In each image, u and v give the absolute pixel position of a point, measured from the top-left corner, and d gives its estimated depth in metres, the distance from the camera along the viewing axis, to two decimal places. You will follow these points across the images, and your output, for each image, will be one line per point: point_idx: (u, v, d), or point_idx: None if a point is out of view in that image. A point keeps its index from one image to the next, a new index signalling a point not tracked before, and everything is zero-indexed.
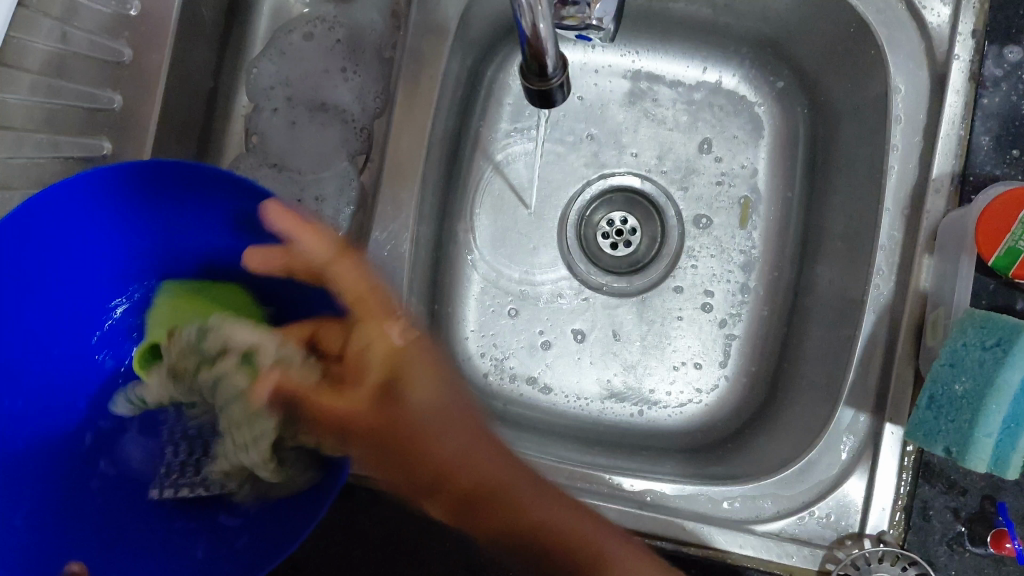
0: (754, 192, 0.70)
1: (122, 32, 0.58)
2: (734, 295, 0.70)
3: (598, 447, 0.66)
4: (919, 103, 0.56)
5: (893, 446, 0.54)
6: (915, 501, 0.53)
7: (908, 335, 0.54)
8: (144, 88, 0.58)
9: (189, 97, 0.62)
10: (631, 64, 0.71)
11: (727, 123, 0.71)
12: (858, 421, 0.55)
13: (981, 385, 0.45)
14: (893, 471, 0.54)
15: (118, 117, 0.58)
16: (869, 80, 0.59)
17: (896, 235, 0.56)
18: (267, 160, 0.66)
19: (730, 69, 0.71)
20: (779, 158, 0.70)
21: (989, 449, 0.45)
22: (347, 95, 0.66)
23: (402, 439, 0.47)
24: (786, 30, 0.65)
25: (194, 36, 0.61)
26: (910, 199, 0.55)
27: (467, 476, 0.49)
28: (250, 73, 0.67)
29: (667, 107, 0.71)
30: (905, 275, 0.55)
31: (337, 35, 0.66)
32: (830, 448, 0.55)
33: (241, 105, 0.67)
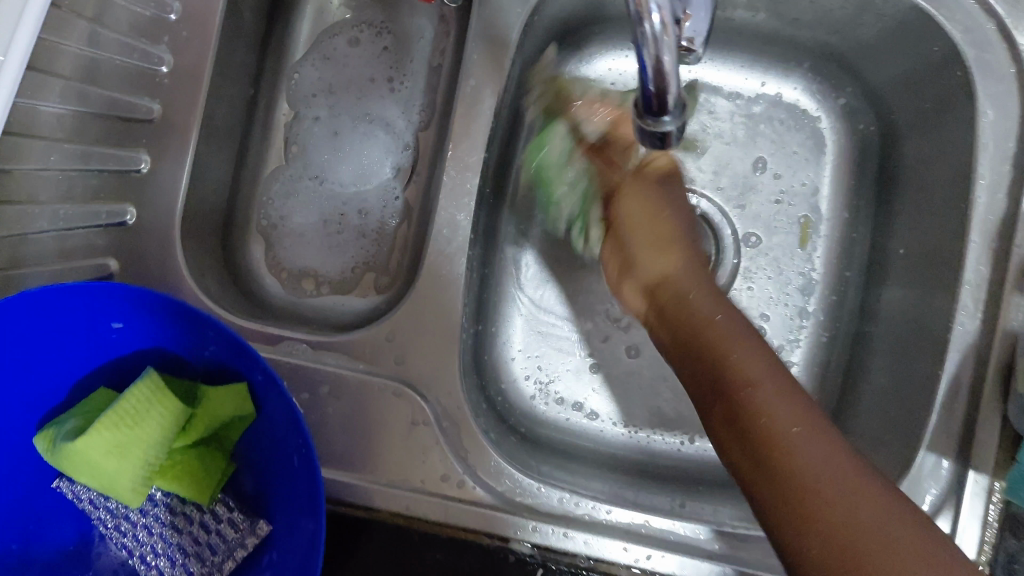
0: (815, 212, 0.67)
1: (161, 38, 0.54)
2: (792, 320, 0.67)
3: (651, 478, 0.62)
4: (1010, 131, 0.52)
5: (977, 495, 0.51)
6: (1001, 554, 0.51)
7: (994, 377, 0.51)
8: (186, 99, 0.54)
9: (227, 105, 0.58)
10: (687, 73, 0.68)
11: (787, 138, 0.67)
12: (941, 466, 0.52)
13: None
14: (978, 523, 0.51)
15: (155, 128, 0.54)
16: (951, 103, 0.55)
17: (983, 270, 0.52)
18: (307, 172, 0.63)
19: (793, 79, 0.67)
20: (842, 176, 0.67)
21: None
22: (393, 106, 0.63)
23: (702, 339, 0.43)
24: (856, 45, 0.61)
25: (233, 41, 0.57)
26: (998, 232, 0.52)
27: (728, 321, 0.43)
28: (290, 78, 0.63)
29: (724, 120, 0.68)
30: (992, 313, 0.52)
31: (384, 42, 0.63)
32: (912, 495, 0.52)
33: (281, 113, 0.63)
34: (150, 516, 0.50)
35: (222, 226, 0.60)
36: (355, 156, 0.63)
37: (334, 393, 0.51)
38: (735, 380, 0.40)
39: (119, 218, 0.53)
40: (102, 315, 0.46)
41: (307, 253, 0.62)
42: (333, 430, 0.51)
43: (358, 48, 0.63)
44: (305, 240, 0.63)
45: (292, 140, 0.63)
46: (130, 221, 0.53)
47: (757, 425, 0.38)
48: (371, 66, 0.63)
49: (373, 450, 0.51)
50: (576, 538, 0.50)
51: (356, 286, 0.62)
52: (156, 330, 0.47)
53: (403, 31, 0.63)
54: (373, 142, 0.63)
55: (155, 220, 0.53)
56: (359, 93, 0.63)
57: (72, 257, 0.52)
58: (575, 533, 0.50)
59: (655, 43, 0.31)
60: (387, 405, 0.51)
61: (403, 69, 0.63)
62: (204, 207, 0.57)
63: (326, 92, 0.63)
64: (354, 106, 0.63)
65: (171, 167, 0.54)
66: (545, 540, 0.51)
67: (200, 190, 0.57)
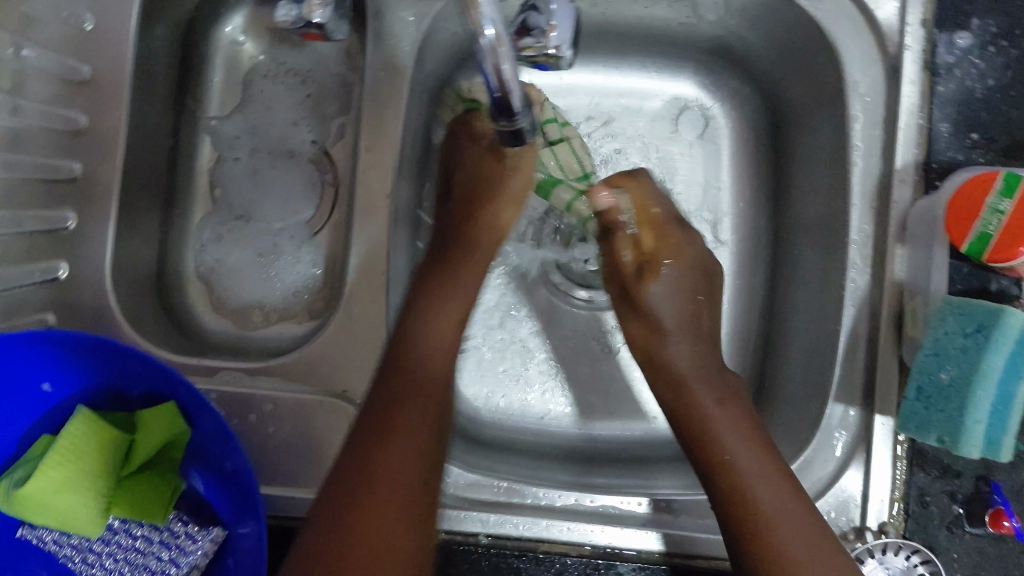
0: (719, 199, 0.68)
1: (75, 101, 0.57)
2: None
3: (572, 462, 0.65)
4: (876, 97, 0.56)
5: (885, 436, 0.54)
6: (912, 489, 0.54)
7: (887, 325, 0.55)
8: (105, 157, 0.57)
9: (147, 159, 0.62)
10: (600, 95, 0.69)
11: (685, 133, 0.69)
12: (849, 414, 0.56)
13: (964, 374, 0.46)
14: (889, 456, 0.54)
15: (81, 190, 0.57)
16: (822, 78, 0.59)
17: (867, 228, 0.56)
18: (233, 213, 0.66)
19: (688, 76, 0.69)
20: (740, 161, 0.68)
21: (982, 434, 0.46)
22: (309, 140, 0.66)
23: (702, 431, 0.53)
24: (747, 40, 0.64)
25: (147, 93, 0.61)
26: (877, 193, 0.56)
27: (727, 425, 0.52)
28: (212, 126, 0.66)
29: (627, 121, 0.69)
30: (879, 266, 0.55)
31: (307, 88, 0.66)
32: (824, 445, 0.56)
33: (204, 156, 0.66)
34: (113, 544, 0.52)
35: (156, 273, 0.63)
36: (275, 191, 0.66)
37: (277, 410, 0.55)
38: (742, 488, 0.49)
39: (53, 273, 0.56)
40: (35, 368, 0.50)
41: (246, 287, 0.65)
42: (275, 454, 0.55)
43: (278, 93, 0.67)
44: (242, 276, 0.65)
45: (217, 181, 0.66)
46: (64, 275, 0.56)
47: (743, 493, 0.48)
48: (289, 108, 0.66)
49: (307, 466, 0.55)
50: (513, 520, 0.55)
51: (298, 312, 0.65)
52: (94, 369, 0.51)
53: (320, 75, 0.66)
54: (294, 178, 0.66)
55: (89, 272, 0.56)
56: (280, 132, 0.66)
57: (18, 311, 0.55)
58: (513, 518, 0.55)
59: (492, 53, 0.32)
60: (326, 417, 0.55)
61: (319, 105, 0.66)
62: (139, 255, 0.61)
63: (248, 134, 0.66)
64: (276, 145, 0.66)
65: (98, 224, 0.57)
66: (486, 528, 0.55)
67: (131, 241, 0.60)
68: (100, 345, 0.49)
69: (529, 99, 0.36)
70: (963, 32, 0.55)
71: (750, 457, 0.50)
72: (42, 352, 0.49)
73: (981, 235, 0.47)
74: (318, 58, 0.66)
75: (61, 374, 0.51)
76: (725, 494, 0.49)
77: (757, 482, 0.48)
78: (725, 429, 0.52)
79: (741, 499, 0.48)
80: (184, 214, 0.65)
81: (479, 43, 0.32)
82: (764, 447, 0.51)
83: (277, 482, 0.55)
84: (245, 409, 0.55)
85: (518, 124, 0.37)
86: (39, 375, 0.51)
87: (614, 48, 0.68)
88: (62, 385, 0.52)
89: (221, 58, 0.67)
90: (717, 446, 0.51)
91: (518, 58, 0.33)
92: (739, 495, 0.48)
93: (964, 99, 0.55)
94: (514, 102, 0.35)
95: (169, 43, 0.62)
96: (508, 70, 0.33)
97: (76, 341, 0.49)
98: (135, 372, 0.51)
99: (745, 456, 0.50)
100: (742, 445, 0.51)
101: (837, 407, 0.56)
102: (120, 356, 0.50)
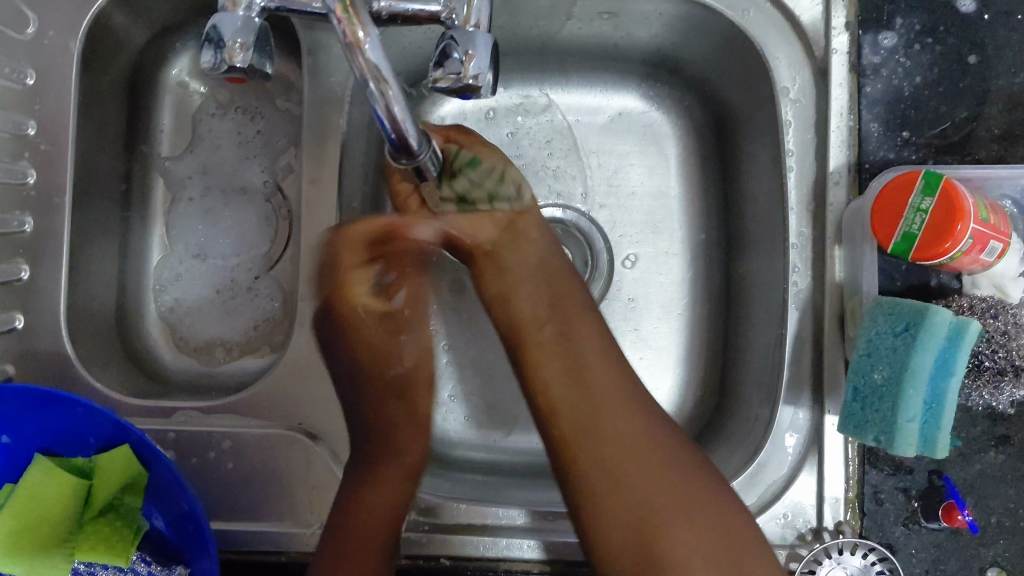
0: (670, 209, 0.69)
1: (22, 154, 0.58)
2: (663, 310, 0.68)
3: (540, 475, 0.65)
4: (807, 101, 0.56)
5: (836, 435, 0.55)
6: (865, 487, 0.54)
7: (830, 326, 0.56)
8: (55, 207, 0.58)
9: (100, 205, 0.63)
10: (548, 114, 0.70)
11: (633, 147, 0.70)
12: (798, 416, 0.56)
13: (896, 373, 0.46)
14: (841, 455, 0.55)
15: (32, 241, 0.58)
16: (755, 85, 0.60)
17: (805, 231, 0.56)
18: (189, 252, 0.67)
19: (632, 90, 0.70)
20: (689, 170, 0.69)
21: (916, 433, 0.46)
22: (261, 176, 0.67)
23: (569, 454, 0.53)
24: (685, 51, 0.65)
25: (95, 140, 0.62)
26: (813, 196, 0.56)
27: (635, 442, 0.52)
28: (164, 167, 0.67)
29: (576, 138, 0.70)
30: (819, 268, 0.56)
31: (256, 124, 0.67)
32: (777, 447, 0.55)
33: (159, 198, 0.67)
34: None
35: (115, 317, 0.64)
36: (229, 228, 0.67)
37: (234, 445, 0.56)
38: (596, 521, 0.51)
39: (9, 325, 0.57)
40: None
41: (206, 324, 0.66)
42: (234, 489, 0.55)
43: (228, 131, 0.68)
44: (202, 313, 0.66)
45: (172, 221, 0.67)
46: (20, 325, 0.57)
47: (649, 526, 0.49)
48: (239, 145, 0.67)
49: (268, 500, 0.55)
50: (475, 541, 0.55)
51: (258, 346, 0.66)
52: (48, 419, 0.52)
53: (268, 111, 0.67)
54: (248, 214, 0.67)
55: (45, 321, 0.57)
56: (231, 170, 0.67)
57: None
58: (475, 538, 0.55)
59: (381, 95, 0.36)
60: (282, 450, 0.56)
61: (269, 141, 0.67)
62: (96, 300, 0.62)
63: (200, 173, 0.67)
64: (228, 182, 0.67)
65: (51, 273, 0.58)
66: (447, 550, 0.56)
67: (87, 287, 0.61)
68: (48, 396, 0.50)
69: (426, 134, 0.39)
70: (887, 32, 0.56)
71: (617, 498, 0.50)
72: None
73: (905, 234, 0.48)
74: (265, 95, 0.67)
75: (17, 425, 0.52)
76: (622, 516, 0.50)
77: (671, 517, 0.49)
78: (624, 431, 0.53)
79: (595, 529, 0.50)
80: (140, 256, 0.66)
81: (367, 86, 0.36)
82: (653, 468, 0.51)
83: (237, 517, 0.55)
84: (203, 447, 0.56)
85: (420, 159, 0.40)
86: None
87: (557, 65, 0.69)
88: (19, 435, 0.53)
89: (170, 100, 0.68)
90: (613, 458, 0.52)
91: (406, 97, 0.36)
92: (623, 522, 0.50)
93: (892, 98, 0.56)
94: (412, 141, 0.38)
95: (116, 90, 0.64)
96: (399, 111, 0.36)
97: (26, 394, 0.50)
98: (85, 420, 0.52)
99: (622, 428, 0.53)
100: (644, 478, 0.51)
101: (789, 410, 0.56)
102: (71, 406, 0.51)
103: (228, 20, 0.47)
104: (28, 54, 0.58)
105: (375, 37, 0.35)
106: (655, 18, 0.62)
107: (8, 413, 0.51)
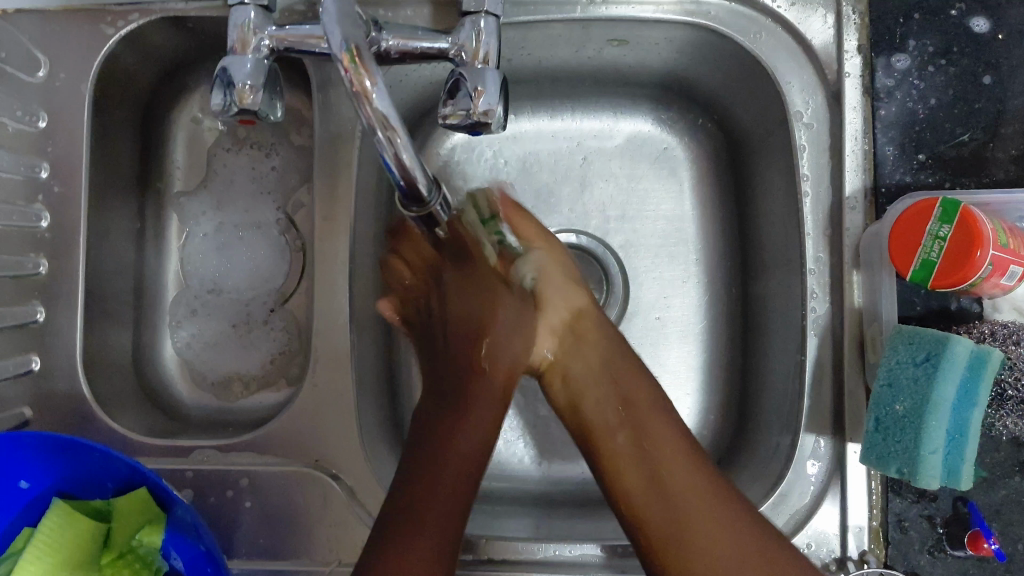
0: (685, 231, 0.68)
1: (36, 197, 0.58)
2: (680, 334, 0.67)
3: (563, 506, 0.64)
4: (821, 125, 0.56)
5: (858, 463, 0.54)
6: (889, 515, 0.54)
7: (850, 353, 0.55)
8: (69, 249, 0.58)
9: (114, 244, 0.63)
10: (559, 140, 0.70)
11: (646, 170, 0.70)
12: (820, 444, 0.55)
13: (919, 404, 0.46)
14: (863, 482, 0.54)
15: (47, 283, 0.58)
16: (768, 110, 0.59)
17: (823, 256, 0.56)
18: (204, 287, 0.67)
19: (644, 114, 0.70)
20: (703, 193, 0.69)
21: (938, 464, 0.45)
22: (275, 210, 0.67)
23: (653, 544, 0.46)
24: (696, 74, 0.64)
25: (108, 180, 0.62)
26: (829, 221, 0.56)
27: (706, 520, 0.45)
28: (178, 204, 0.68)
29: (588, 163, 0.70)
30: (838, 293, 0.55)
31: (268, 158, 0.67)
32: (798, 476, 0.55)
33: (173, 234, 0.68)
34: None
35: (131, 355, 0.64)
36: (243, 262, 0.67)
37: (252, 483, 0.56)
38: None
39: (26, 367, 0.57)
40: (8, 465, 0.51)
41: (221, 358, 0.66)
42: (252, 528, 0.55)
43: (241, 166, 0.68)
44: (217, 348, 0.66)
45: (187, 257, 0.67)
46: (37, 367, 0.57)
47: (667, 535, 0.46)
48: (252, 180, 0.68)
49: (287, 538, 0.55)
50: None
51: (273, 380, 0.65)
52: (66, 462, 0.52)
53: (279, 145, 0.67)
54: (262, 248, 0.67)
55: (61, 363, 0.57)
56: (245, 205, 0.67)
57: None
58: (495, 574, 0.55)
59: (390, 143, 0.35)
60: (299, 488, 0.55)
61: (281, 174, 0.67)
62: (112, 338, 0.62)
63: (214, 209, 0.68)
64: (241, 217, 0.67)
65: (66, 314, 0.58)
66: None
67: (102, 325, 0.61)
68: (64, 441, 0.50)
69: (435, 181, 0.38)
70: (900, 55, 0.55)
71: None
72: (12, 452, 0.50)
73: (924, 261, 0.47)
74: (276, 128, 0.67)
75: (35, 468, 0.52)
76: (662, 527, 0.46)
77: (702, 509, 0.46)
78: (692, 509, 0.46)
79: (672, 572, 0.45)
80: (155, 293, 0.66)
81: (374, 134, 0.35)
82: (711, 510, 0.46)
83: (257, 557, 0.55)
84: (221, 486, 0.56)
85: (430, 208, 0.39)
86: (12, 472, 0.52)
87: (568, 92, 0.69)
88: (37, 479, 0.53)
89: (183, 136, 0.68)
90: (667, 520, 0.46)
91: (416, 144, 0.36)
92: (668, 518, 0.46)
93: (906, 121, 0.55)
94: (421, 189, 0.38)
95: (128, 129, 0.64)
96: (408, 157, 0.36)
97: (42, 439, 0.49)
98: (102, 462, 0.52)
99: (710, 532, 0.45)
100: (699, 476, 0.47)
101: (810, 437, 0.55)
102: (88, 450, 0.50)
103: (240, 62, 0.48)
104: (40, 97, 0.58)
105: (382, 86, 0.35)
106: (664, 44, 0.61)
107: (25, 458, 0.51)
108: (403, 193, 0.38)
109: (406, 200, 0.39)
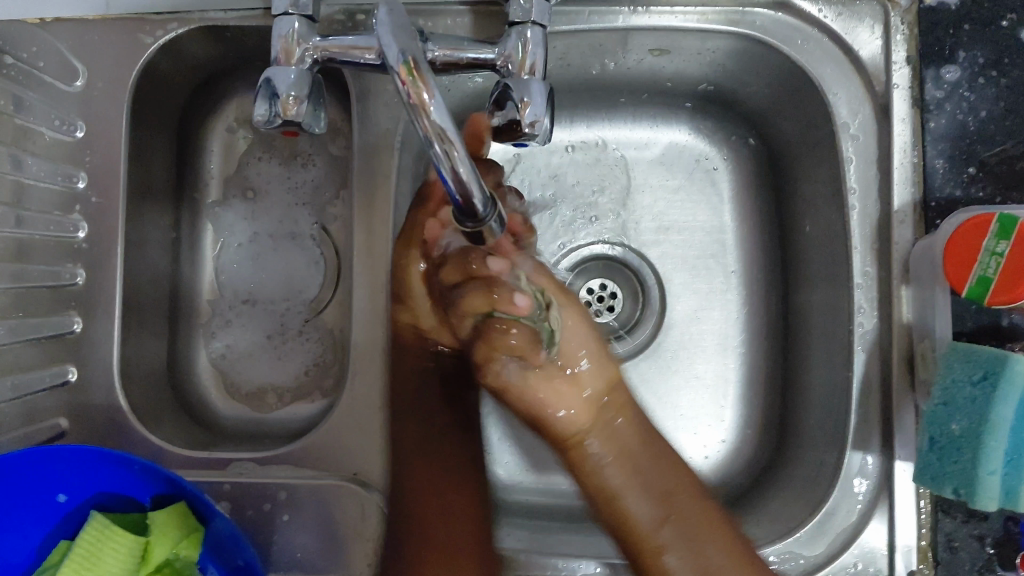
0: (723, 242, 0.68)
1: (73, 208, 0.58)
2: (719, 347, 0.66)
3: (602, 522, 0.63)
4: (868, 137, 0.55)
5: (907, 481, 0.53)
6: (938, 534, 0.53)
7: (898, 368, 0.54)
8: (106, 259, 0.58)
9: (150, 254, 0.63)
10: (596, 150, 0.69)
11: (683, 181, 0.69)
12: (867, 462, 0.54)
13: (976, 424, 0.45)
14: (912, 501, 0.53)
15: (84, 293, 0.57)
16: (812, 121, 0.59)
17: (870, 270, 0.55)
18: (239, 297, 0.66)
19: (682, 124, 0.69)
20: (742, 205, 0.68)
21: (998, 484, 0.44)
22: (310, 220, 0.67)
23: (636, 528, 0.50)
24: (736, 84, 0.63)
25: (145, 191, 0.62)
26: (876, 234, 0.55)
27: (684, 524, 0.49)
28: (213, 214, 0.67)
29: (625, 173, 0.69)
30: (886, 308, 0.54)
31: (303, 167, 0.67)
32: (845, 493, 0.54)
33: (208, 244, 0.67)
34: None
35: (166, 365, 0.64)
36: (278, 272, 0.66)
37: (290, 497, 0.55)
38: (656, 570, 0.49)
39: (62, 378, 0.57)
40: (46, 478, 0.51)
41: (257, 369, 0.66)
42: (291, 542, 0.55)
43: (276, 175, 0.67)
44: (253, 359, 0.66)
45: (222, 266, 0.67)
46: (73, 378, 0.57)
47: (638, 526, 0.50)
48: (287, 189, 0.67)
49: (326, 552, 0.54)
50: None
51: (308, 391, 0.65)
52: (104, 475, 0.51)
53: (314, 154, 0.67)
54: (296, 258, 0.67)
55: (97, 375, 0.57)
56: (280, 214, 0.67)
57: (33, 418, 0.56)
58: None
59: (447, 157, 0.34)
60: (338, 502, 0.55)
61: (316, 184, 0.67)
62: (147, 349, 0.62)
63: (249, 219, 0.67)
64: (276, 226, 0.67)
65: (102, 325, 0.57)
66: None
67: (138, 337, 0.61)
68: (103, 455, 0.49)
69: (490, 195, 0.37)
70: (951, 66, 0.54)
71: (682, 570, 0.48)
72: (50, 465, 0.50)
73: (980, 278, 0.46)
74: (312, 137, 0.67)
75: (72, 481, 0.51)
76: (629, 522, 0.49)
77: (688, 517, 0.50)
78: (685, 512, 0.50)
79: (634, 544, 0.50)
80: (190, 303, 0.66)
81: (431, 147, 0.34)
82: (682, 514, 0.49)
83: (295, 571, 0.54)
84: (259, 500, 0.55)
85: (486, 223, 0.38)
86: (50, 485, 0.51)
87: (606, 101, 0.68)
88: (75, 492, 0.52)
89: (218, 146, 0.68)
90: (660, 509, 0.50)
91: (472, 157, 0.35)
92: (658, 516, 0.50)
93: (956, 133, 0.54)
94: (478, 203, 0.37)
95: (164, 140, 0.64)
96: (465, 171, 0.35)
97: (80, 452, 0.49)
98: (140, 476, 0.51)
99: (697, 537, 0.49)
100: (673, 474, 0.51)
101: (857, 454, 0.54)
102: (126, 463, 0.50)
103: (282, 73, 0.47)
104: (77, 108, 0.58)
105: (440, 99, 0.34)
106: (705, 55, 0.61)
107: (62, 471, 0.50)
108: (458, 208, 0.38)
109: (460, 215, 0.38)
